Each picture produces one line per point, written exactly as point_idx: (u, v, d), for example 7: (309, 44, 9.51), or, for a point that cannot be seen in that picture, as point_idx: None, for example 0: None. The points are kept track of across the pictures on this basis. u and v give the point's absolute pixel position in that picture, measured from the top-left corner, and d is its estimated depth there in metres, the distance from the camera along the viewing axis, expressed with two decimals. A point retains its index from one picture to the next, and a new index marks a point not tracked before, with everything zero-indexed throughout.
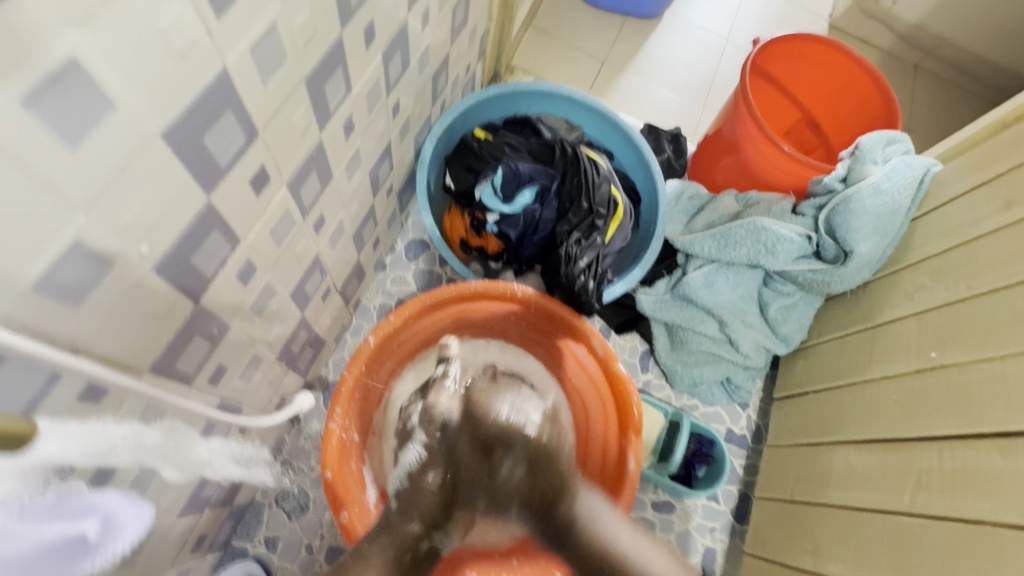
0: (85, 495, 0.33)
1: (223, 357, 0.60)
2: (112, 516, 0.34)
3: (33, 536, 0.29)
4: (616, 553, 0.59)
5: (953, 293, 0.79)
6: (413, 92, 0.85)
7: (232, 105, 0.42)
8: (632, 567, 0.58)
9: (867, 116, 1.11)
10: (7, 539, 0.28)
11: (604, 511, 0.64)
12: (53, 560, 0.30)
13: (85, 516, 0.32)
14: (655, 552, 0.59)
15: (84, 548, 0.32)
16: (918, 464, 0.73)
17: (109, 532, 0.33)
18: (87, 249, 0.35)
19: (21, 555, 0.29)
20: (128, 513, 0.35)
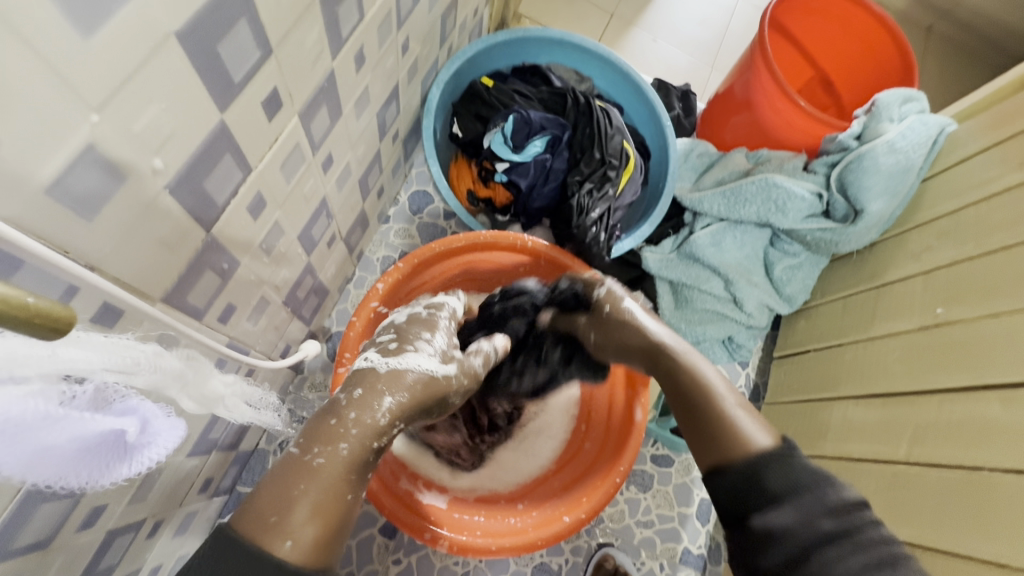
0: (125, 397, 0.35)
1: (232, 295, 0.59)
2: (149, 421, 0.36)
3: (84, 430, 0.31)
4: (707, 387, 0.58)
5: (962, 251, 0.80)
6: (422, 31, 0.82)
7: (246, 14, 0.39)
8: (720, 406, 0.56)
9: (883, 75, 1.09)
10: (55, 429, 0.29)
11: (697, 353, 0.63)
12: (92, 455, 0.33)
13: (125, 415, 0.34)
14: (738, 396, 0.57)
15: (124, 448, 0.35)
16: (917, 417, 0.74)
17: (145, 437, 0.36)
18: (99, 156, 0.33)
19: (66, 447, 0.30)
20: (165, 423, 0.38)
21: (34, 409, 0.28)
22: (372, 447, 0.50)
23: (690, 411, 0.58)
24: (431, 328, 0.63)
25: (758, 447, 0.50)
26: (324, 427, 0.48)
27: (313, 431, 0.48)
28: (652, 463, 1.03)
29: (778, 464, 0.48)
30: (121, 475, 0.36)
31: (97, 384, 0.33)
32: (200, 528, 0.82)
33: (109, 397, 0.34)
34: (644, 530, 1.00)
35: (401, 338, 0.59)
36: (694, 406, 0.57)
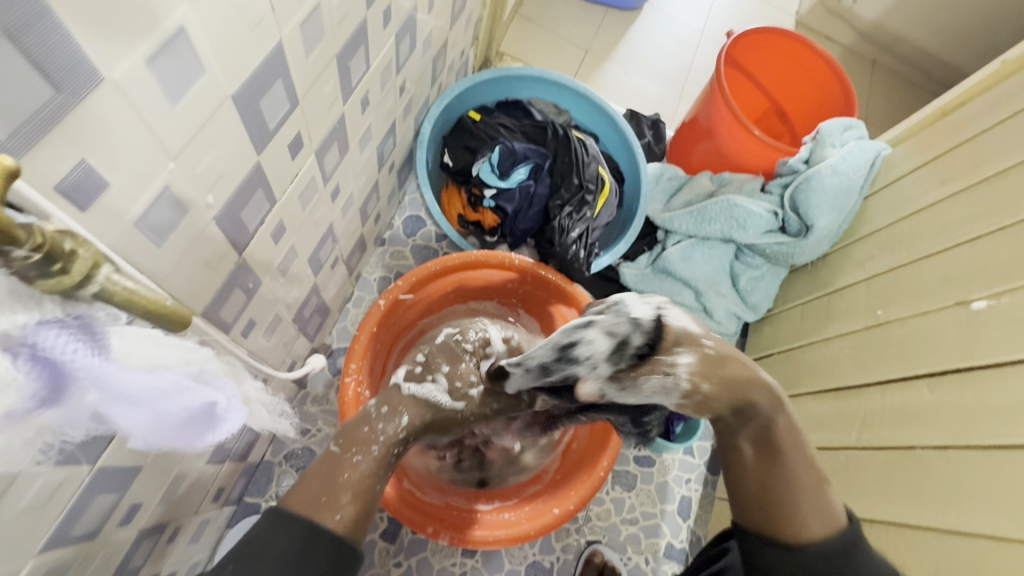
0: (216, 376, 0.45)
1: (253, 312, 0.66)
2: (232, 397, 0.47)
3: (189, 402, 0.41)
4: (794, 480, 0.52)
5: (897, 259, 0.91)
6: (416, 73, 0.91)
7: (281, 75, 0.48)
8: (811, 480, 0.52)
9: (828, 106, 1.22)
10: (173, 399, 0.40)
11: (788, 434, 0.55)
12: (191, 427, 0.44)
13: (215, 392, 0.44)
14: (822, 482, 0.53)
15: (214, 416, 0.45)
16: (864, 407, 0.83)
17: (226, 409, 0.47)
18: (172, 195, 0.41)
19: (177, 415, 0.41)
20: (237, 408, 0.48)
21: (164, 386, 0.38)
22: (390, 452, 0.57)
23: (769, 458, 0.53)
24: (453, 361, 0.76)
25: (814, 531, 0.51)
26: (358, 432, 0.56)
27: (350, 434, 0.56)
28: (635, 464, 1.11)
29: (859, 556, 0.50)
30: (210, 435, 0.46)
31: (199, 365, 0.42)
32: (211, 537, 0.87)
33: (208, 377, 0.43)
34: (630, 527, 1.07)
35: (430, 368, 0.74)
36: (773, 480, 0.53)
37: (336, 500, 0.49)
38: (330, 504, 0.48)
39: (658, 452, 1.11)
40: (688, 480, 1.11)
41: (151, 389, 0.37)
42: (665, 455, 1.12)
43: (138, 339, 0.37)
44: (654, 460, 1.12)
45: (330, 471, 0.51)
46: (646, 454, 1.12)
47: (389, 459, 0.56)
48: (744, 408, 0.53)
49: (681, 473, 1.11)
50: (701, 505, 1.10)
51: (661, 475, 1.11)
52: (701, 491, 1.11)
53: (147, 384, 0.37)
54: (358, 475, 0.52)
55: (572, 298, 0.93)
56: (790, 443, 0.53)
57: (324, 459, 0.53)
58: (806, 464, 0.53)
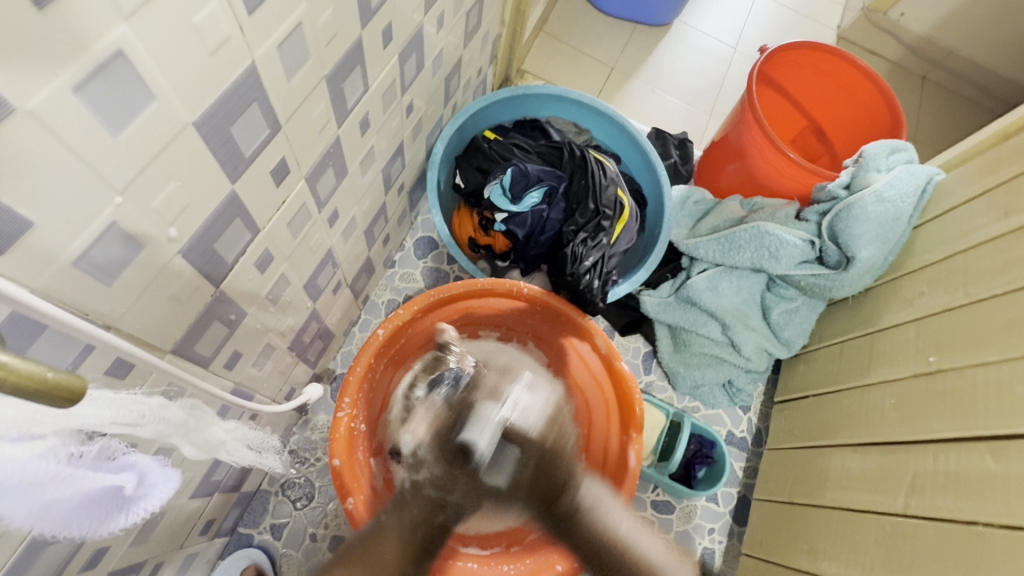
0: (125, 453, 0.38)
1: (238, 343, 0.63)
2: (146, 474, 0.39)
3: (87, 485, 0.34)
4: (628, 548, 0.62)
5: (952, 299, 0.80)
6: (427, 93, 0.88)
7: (257, 100, 0.44)
8: (649, 567, 0.60)
9: (872, 127, 1.12)
10: (61, 485, 0.32)
11: (608, 501, 0.68)
12: (90, 510, 0.35)
13: (124, 470, 0.37)
14: (652, 543, 0.63)
15: (121, 499, 0.37)
16: (913, 467, 0.73)
17: (142, 488, 0.39)
18: (121, 230, 0.37)
19: (72, 499, 0.33)
20: (160, 475, 0.40)
21: (50, 468, 0.31)
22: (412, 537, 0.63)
23: (606, 562, 0.62)
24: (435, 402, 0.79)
25: None
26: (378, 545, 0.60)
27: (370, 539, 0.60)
28: (653, 510, 1.01)
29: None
30: (119, 524, 0.38)
31: (101, 441, 0.37)
32: (200, 570, 0.84)
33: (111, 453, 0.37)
34: None
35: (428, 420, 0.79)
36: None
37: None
38: None
39: (678, 496, 1.02)
40: (711, 531, 1.01)
41: (15, 483, 0.29)
42: (685, 501, 1.03)
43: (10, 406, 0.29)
44: (674, 506, 1.02)
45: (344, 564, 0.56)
46: (665, 498, 1.03)
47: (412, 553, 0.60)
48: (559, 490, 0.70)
49: (704, 523, 1.02)
50: (726, 560, 1.00)
51: (681, 523, 1.01)
52: (726, 543, 1.01)
53: (22, 465, 0.30)
54: None
55: (584, 330, 0.87)
56: (618, 556, 0.62)
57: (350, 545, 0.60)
58: (633, 550, 0.62)
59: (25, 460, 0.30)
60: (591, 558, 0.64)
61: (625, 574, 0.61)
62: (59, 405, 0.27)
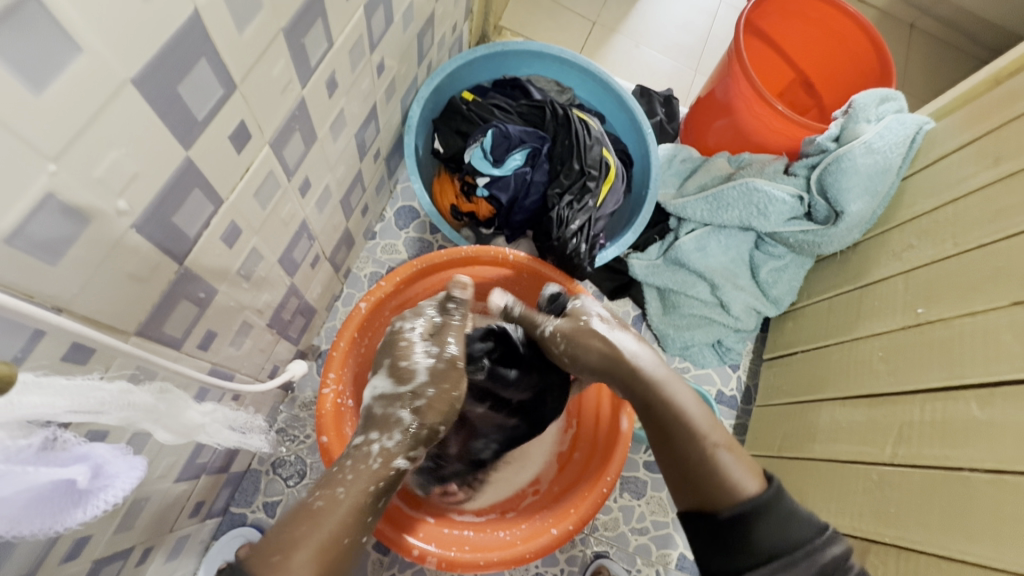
0: (77, 444, 0.36)
1: (212, 323, 0.60)
2: (102, 465, 0.37)
3: (30, 480, 0.32)
4: (688, 421, 0.58)
5: (941, 250, 0.80)
6: (398, 52, 0.83)
7: (206, 54, 0.40)
8: (706, 444, 0.56)
9: (861, 77, 1.09)
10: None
11: (676, 379, 0.63)
12: (45, 503, 0.34)
13: (76, 463, 0.35)
14: (720, 434, 0.58)
15: (76, 494, 0.36)
16: (901, 417, 0.74)
17: (98, 480, 0.37)
18: (60, 203, 0.34)
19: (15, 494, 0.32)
20: (122, 465, 0.38)
21: None
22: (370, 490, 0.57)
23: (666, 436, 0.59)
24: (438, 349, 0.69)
25: (747, 491, 0.52)
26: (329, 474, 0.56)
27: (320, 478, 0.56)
28: (646, 470, 1.04)
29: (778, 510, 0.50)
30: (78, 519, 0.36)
31: (47, 431, 0.34)
32: (194, 551, 0.83)
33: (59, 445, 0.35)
34: (639, 537, 1.00)
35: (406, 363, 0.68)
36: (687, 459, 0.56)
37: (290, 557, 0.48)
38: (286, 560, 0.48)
39: None
40: None
41: None
42: None
43: None
44: None
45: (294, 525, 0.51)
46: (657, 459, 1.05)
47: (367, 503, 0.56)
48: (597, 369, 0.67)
49: None
50: None
51: None
52: None
53: None
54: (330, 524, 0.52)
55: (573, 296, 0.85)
56: (677, 424, 0.59)
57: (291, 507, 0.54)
58: (694, 439, 0.57)
59: None
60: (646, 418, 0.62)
61: (675, 444, 0.58)
62: None
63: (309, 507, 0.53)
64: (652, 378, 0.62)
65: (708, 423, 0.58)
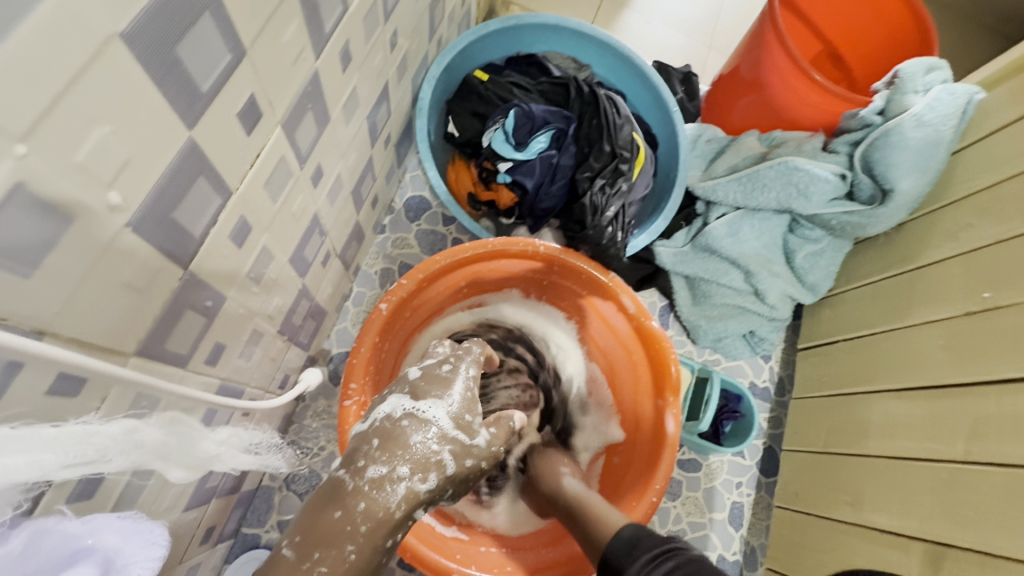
0: (68, 525, 0.33)
1: (220, 334, 0.52)
2: (111, 559, 0.33)
3: None
4: (573, 497, 0.70)
5: (1006, 229, 0.74)
6: (410, 23, 0.74)
7: (212, 8, 0.32)
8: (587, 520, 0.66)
9: (897, 47, 1.03)
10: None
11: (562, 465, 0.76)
12: None
13: (76, 564, 0.31)
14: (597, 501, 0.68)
15: None
16: (972, 411, 0.69)
17: (112, 574, 0.32)
18: (35, 195, 0.26)
19: None
20: (135, 548, 0.34)
21: None
22: (383, 545, 0.48)
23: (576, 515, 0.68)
24: (447, 389, 0.57)
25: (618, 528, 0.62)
26: (327, 524, 0.46)
27: (313, 531, 0.46)
28: (680, 469, 0.98)
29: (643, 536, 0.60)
30: None
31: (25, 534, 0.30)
32: None
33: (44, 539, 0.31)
34: None
35: (416, 394, 0.55)
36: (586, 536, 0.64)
37: None
38: None
39: (703, 453, 0.98)
40: (740, 485, 0.98)
41: None
42: (712, 458, 0.99)
43: None
44: (700, 464, 0.99)
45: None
46: (691, 457, 1.00)
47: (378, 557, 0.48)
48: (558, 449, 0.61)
49: (732, 477, 0.99)
50: (756, 513, 0.98)
51: (709, 480, 0.98)
52: (755, 496, 0.99)
53: None
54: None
55: (608, 289, 0.78)
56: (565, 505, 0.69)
57: (282, 570, 0.45)
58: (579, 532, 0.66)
59: None
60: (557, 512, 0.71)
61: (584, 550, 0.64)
62: None
63: (304, 573, 0.45)
64: (558, 480, 0.72)
65: (601, 501, 0.68)
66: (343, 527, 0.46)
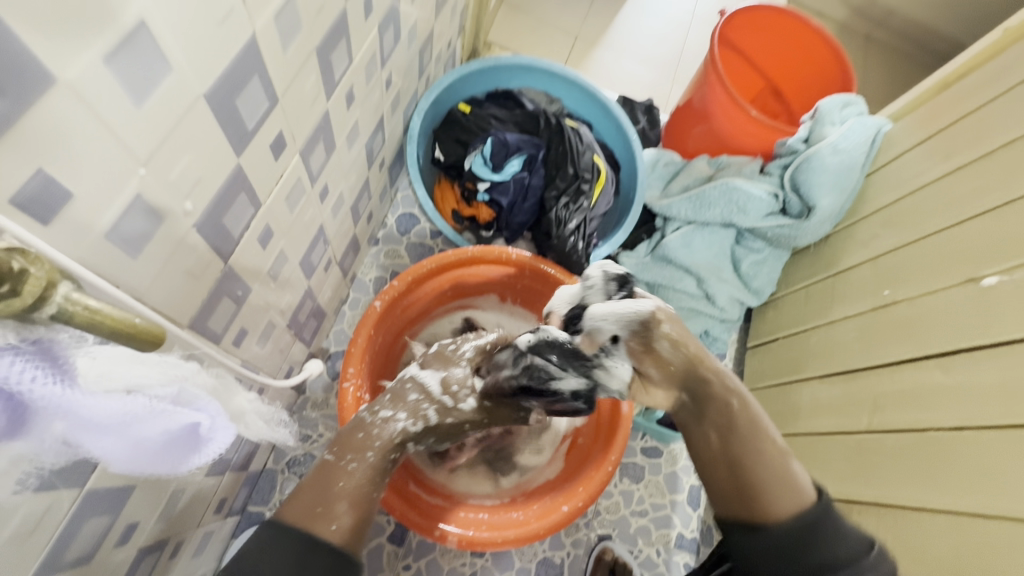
0: (202, 397, 0.42)
1: (244, 320, 0.64)
2: (215, 419, 0.44)
3: (167, 426, 0.39)
4: (755, 427, 0.58)
5: (903, 237, 0.88)
6: (403, 66, 0.88)
7: (258, 72, 0.45)
8: (775, 455, 0.56)
9: (824, 85, 1.19)
10: (145, 427, 0.37)
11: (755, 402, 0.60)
12: (168, 454, 0.41)
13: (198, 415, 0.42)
14: (784, 444, 0.58)
15: (193, 443, 0.42)
16: (875, 389, 0.82)
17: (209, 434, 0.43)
18: (145, 203, 0.39)
19: (156, 439, 0.39)
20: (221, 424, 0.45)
21: (138, 409, 0.36)
22: (389, 458, 0.59)
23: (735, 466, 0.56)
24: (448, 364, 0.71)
25: (809, 500, 0.53)
26: (354, 439, 0.59)
27: (344, 441, 0.58)
28: (643, 455, 1.10)
29: (827, 528, 0.51)
30: (194, 462, 0.44)
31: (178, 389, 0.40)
32: (216, 548, 0.86)
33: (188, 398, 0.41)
34: (640, 519, 1.06)
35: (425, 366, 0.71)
36: (744, 464, 0.56)
37: (333, 510, 0.51)
38: (324, 510, 0.50)
39: (665, 441, 1.10)
40: None
41: (112, 423, 0.35)
42: (674, 445, 1.11)
43: (112, 361, 0.34)
44: (662, 450, 1.11)
45: (325, 479, 0.54)
46: (654, 444, 1.12)
47: (382, 468, 0.58)
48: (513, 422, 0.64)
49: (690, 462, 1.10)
50: None
51: (670, 465, 1.10)
52: None
53: (115, 410, 0.35)
54: (354, 482, 0.55)
55: None
56: (739, 418, 0.58)
57: (320, 467, 0.55)
58: (754, 442, 0.57)
59: (117, 405, 0.35)
60: (712, 427, 0.59)
61: (740, 471, 0.56)
62: (146, 346, 0.35)
63: (342, 469, 0.55)
64: (715, 381, 0.60)
65: (781, 445, 0.58)
66: (365, 439, 0.59)
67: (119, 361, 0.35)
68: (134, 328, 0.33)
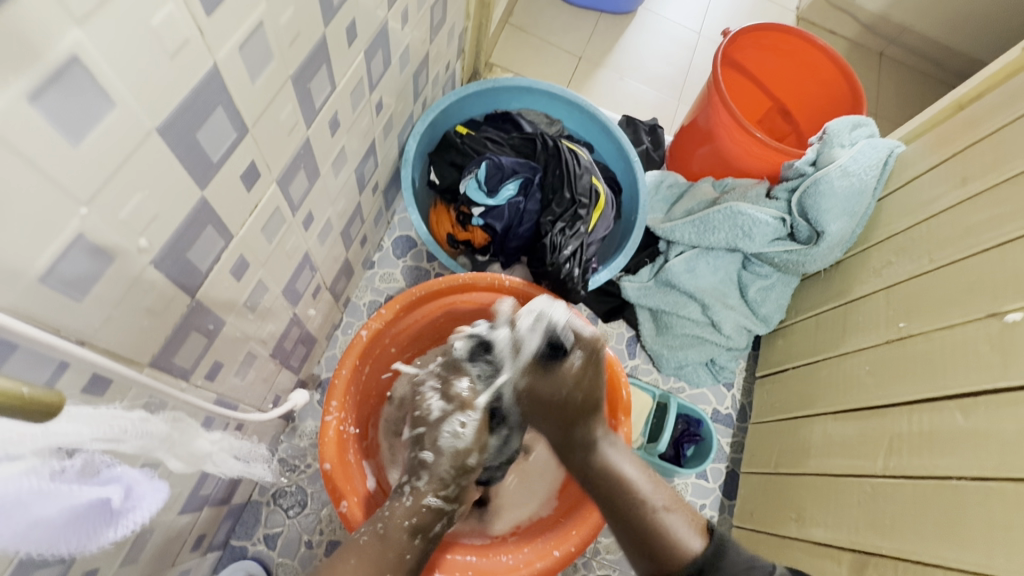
0: (109, 466, 0.41)
1: (219, 353, 0.62)
2: (133, 487, 0.41)
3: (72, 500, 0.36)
4: (636, 491, 0.64)
5: (918, 266, 0.84)
6: (395, 90, 0.87)
7: (222, 102, 0.43)
8: (649, 509, 0.62)
9: (834, 105, 1.15)
10: (49, 502, 0.34)
11: (621, 450, 0.69)
12: (83, 526, 0.37)
13: (111, 484, 0.40)
14: (655, 493, 0.65)
15: (110, 514, 0.39)
16: (890, 429, 0.76)
17: (131, 501, 0.41)
18: (89, 243, 0.36)
19: (56, 518, 0.35)
20: (148, 488, 0.43)
21: (34, 484, 0.33)
22: (410, 542, 0.59)
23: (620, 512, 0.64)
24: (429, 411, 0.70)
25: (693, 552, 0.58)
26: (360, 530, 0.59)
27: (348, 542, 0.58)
28: None
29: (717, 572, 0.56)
30: (110, 538, 0.40)
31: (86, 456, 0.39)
32: None
33: (97, 468, 0.39)
34: None
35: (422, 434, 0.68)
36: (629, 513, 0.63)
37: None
38: None
39: (668, 475, 1.02)
40: (703, 507, 1.03)
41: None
42: (676, 480, 1.04)
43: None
44: (664, 485, 1.03)
45: (338, 560, 0.55)
46: (656, 478, 1.04)
47: (398, 539, 0.59)
48: (573, 425, 0.70)
49: (695, 499, 1.03)
50: None
51: None
52: (717, 517, 1.03)
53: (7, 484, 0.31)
54: (364, 558, 0.56)
55: None
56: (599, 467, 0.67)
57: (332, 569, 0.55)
58: (636, 498, 0.64)
59: (11, 478, 0.32)
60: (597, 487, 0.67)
61: (625, 515, 0.64)
62: (40, 417, 0.30)
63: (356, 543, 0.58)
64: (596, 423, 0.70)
65: (664, 500, 0.64)
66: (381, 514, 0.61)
67: (19, 432, 0.32)
68: (28, 398, 0.28)
